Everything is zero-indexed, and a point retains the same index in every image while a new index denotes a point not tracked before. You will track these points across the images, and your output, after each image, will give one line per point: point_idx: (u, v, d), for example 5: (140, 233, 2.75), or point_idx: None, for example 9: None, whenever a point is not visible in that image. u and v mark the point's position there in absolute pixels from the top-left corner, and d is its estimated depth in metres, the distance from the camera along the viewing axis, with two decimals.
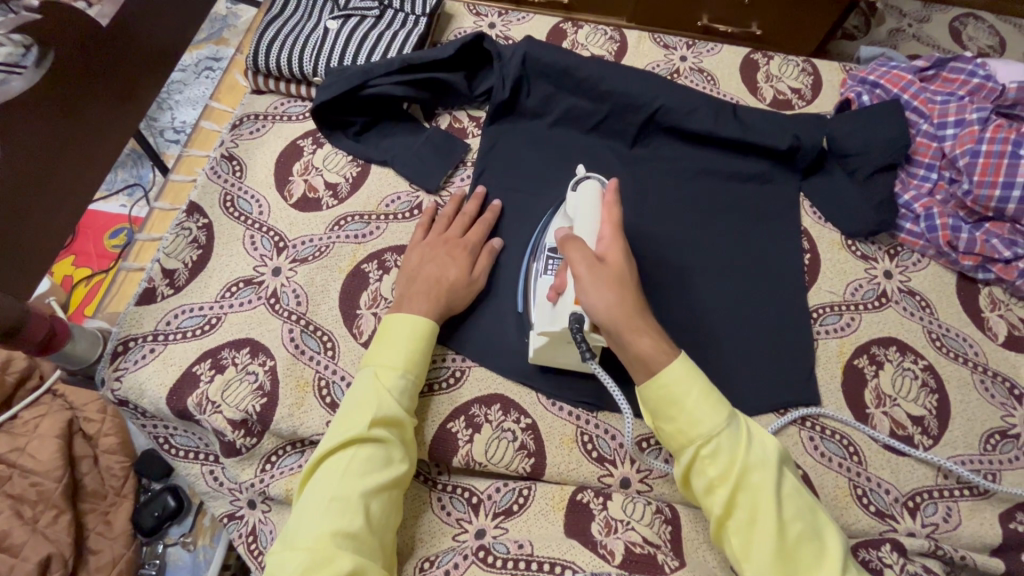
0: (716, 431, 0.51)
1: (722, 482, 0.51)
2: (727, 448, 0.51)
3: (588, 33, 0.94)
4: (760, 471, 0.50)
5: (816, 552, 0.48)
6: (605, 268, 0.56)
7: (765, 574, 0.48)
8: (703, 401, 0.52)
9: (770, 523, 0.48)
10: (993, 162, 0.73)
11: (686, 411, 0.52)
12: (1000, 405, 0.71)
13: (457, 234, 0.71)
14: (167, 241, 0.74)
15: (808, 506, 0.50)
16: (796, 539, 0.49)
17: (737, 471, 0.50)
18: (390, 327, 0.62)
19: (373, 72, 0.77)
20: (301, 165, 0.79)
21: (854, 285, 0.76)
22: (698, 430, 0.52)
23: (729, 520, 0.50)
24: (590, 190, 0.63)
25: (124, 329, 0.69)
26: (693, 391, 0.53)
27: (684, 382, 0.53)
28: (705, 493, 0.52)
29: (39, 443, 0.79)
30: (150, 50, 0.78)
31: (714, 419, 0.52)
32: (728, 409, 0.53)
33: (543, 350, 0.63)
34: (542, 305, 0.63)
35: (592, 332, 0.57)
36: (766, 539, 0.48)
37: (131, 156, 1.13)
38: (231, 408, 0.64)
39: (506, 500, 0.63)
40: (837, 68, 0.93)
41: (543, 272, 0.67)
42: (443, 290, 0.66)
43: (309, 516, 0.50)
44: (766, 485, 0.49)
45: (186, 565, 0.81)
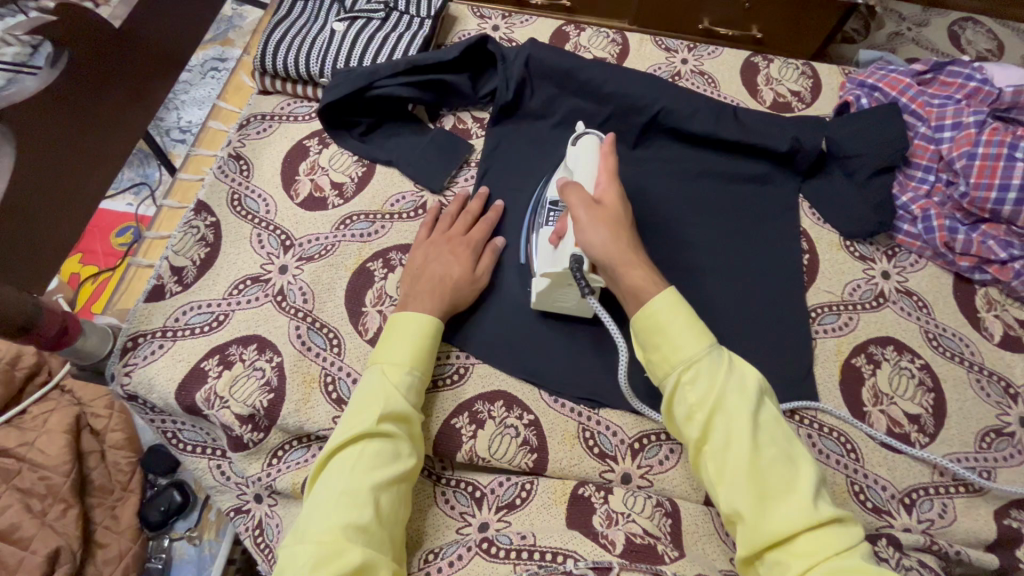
0: (696, 357, 0.53)
1: (701, 406, 0.51)
2: (706, 372, 0.52)
3: (590, 36, 0.95)
4: (739, 396, 0.51)
5: (790, 476, 0.49)
6: (602, 210, 0.60)
7: (737, 493, 0.48)
8: (686, 328, 0.54)
9: (744, 443, 0.49)
10: (989, 164, 0.74)
11: (670, 339, 0.54)
12: (996, 403, 0.72)
13: (460, 233, 0.72)
14: (176, 239, 0.75)
15: (785, 435, 0.51)
16: (769, 462, 0.49)
17: (715, 393, 0.51)
18: (396, 325, 0.63)
19: (379, 73, 0.78)
20: (308, 164, 0.81)
21: (852, 285, 0.77)
22: (680, 355, 0.53)
23: (706, 444, 0.51)
24: (589, 143, 0.66)
25: (133, 325, 0.70)
26: (677, 319, 0.54)
27: (669, 312, 0.55)
28: (685, 420, 0.53)
29: (47, 437, 0.80)
30: (161, 50, 0.80)
31: (696, 346, 0.53)
32: (711, 339, 0.54)
33: (545, 294, 0.66)
34: (545, 252, 0.66)
35: (591, 272, 0.60)
36: (740, 460, 0.49)
37: (138, 155, 1.15)
38: (239, 403, 0.65)
39: (508, 495, 0.64)
40: (836, 71, 0.94)
41: (544, 223, 0.70)
42: (448, 289, 0.67)
43: (319, 509, 0.51)
44: (743, 409, 0.50)
45: (191, 559, 0.82)
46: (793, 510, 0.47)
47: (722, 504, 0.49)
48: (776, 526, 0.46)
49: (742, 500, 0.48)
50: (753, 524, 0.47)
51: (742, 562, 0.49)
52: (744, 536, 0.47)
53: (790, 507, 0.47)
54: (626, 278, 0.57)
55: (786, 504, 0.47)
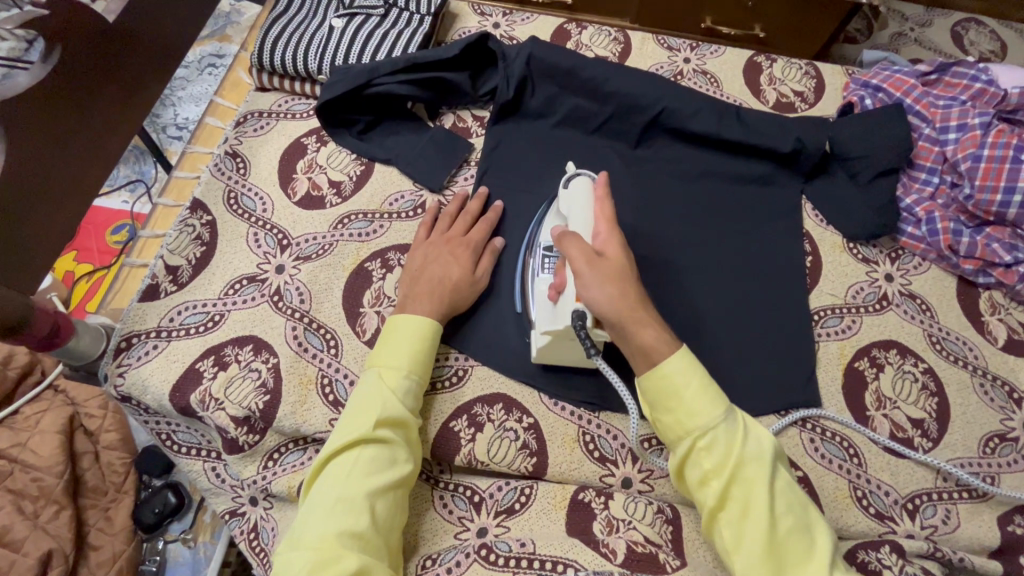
0: (712, 424, 0.52)
1: (716, 475, 0.51)
2: (723, 441, 0.51)
3: (591, 34, 0.94)
4: (755, 465, 0.51)
5: (806, 548, 0.49)
6: (605, 264, 0.56)
7: (754, 564, 0.48)
8: (701, 393, 0.53)
9: (761, 514, 0.49)
10: (994, 166, 0.73)
11: (684, 403, 0.53)
12: (999, 408, 0.71)
13: (459, 233, 0.71)
14: (171, 238, 0.74)
15: (800, 503, 0.51)
16: (786, 532, 0.49)
17: (732, 463, 0.51)
18: (394, 327, 0.62)
19: (378, 71, 0.77)
20: (305, 163, 0.79)
21: (855, 288, 0.77)
22: (696, 422, 0.52)
23: (721, 512, 0.51)
24: (583, 186, 0.64)
25: (127, 325, 0.69)
26: (691, 382, 0.53)
27: (682, 374, 0.54)
28: (699, 485, 0.52)
29: (40, 438, 0.79)
30: (156, 47, 0.78)
31: (712, 411, 0.52)
32: (725, 404, 0.53)
33: (547, 349, 0.63)
34: (543, 305, 0.63)
35: (595, 328, 0.57)
36: (757, 531, 0.49)
37: (134, 152, 1.13)
38: (234, 405, 0.64)
39: (507, 499, 0.63)
40: (840, 71, 0.93)
41: (541, 270, 0.67)
42: (447, 290, 0.66)
43: (314, 516, 0.50)
44: (759, 479, 0.50)
45: (186, 562, 0.81)
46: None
47: (738, 573, 0.49)
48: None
49: (758, 572, 0.48)
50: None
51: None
52: None
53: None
54: (636, 339, 0.55)
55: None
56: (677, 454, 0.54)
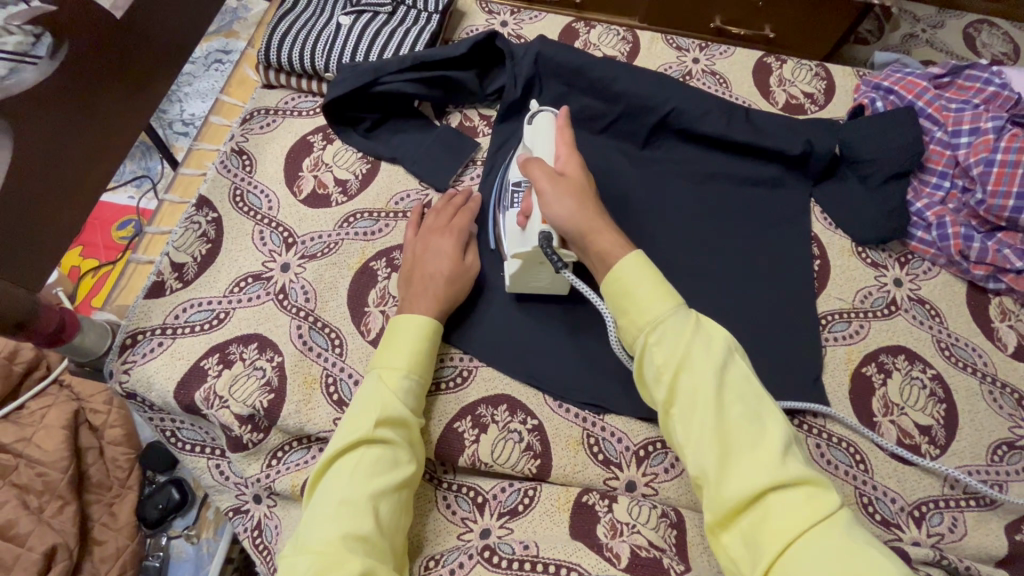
0: (662, 317, 0.51)
1: (666, 368, 0.50)
2: (672, 332, 0.51)
3: (600, 34, 0.93)
4: (704, 355, 0.49)
5: (759, 436, 0.46)
6: (565, 181, 0.60)
7: (703, 452, 0.47)
8: (653, 289, 0.53)
9: (709, 402, 0.47)
10: (1007, 171, 0.72)
11: (636, 302, 0.53)
12: (1008, 416, 0.70)
13: (443, 224, 0.71)
14: (177, 235, 0.74)
15: (754, 393, 0.49)
16: (736, 419, 0.47)
17: (680, 354, 0.49)
18: (395, 329, 0.62)
19: (385, 69, 0.77)
20: (311, 161, 0.79)
21: (864, 293, 0.76)
22: (646, 316, 0.52)
23: (674, 406, 0.49)
24: (545, 120, 0.67)
25: (132, 322, 0.69)
26: (644, 283, 0.53)
27: (636, 274, 0.54)
28: (654, 381, 0.51)
29: (45, 433, 0.80)
30: (165, 43, 0.78)
31: (662, 308, 0.52)
32: (678, 301, 0.53)
33: (518, 276, 0.66)
34: (511, 232, 0.65)
35: (562, 248, 0.61)
36: (705, 417, 0.47)
37: (140, 148, 1.14)
38: (238, 403, 0.64)
39: (511, 500, 0.63)
40: (850, 72, 0.92)
41: (510, 205, 0.67)
42: (442, 284, 0.66)
43: (318, 519, 0.50)
44: (708, 368, 0.48)
45: (189, 558, 0.81)
46: (761, 470, 0.44)
47: (689, 464, 0.48)
48: (740, 486, 0.44)
49: (707, 459, 0.46)
50: (717, 485, 0.45)
51: (709, 529, 0.47)
52: (710, 497, 0.46)
53: (755, 466, 0.45)
54: (592, 245, 0.57)
55: (752, 463, 0.45)
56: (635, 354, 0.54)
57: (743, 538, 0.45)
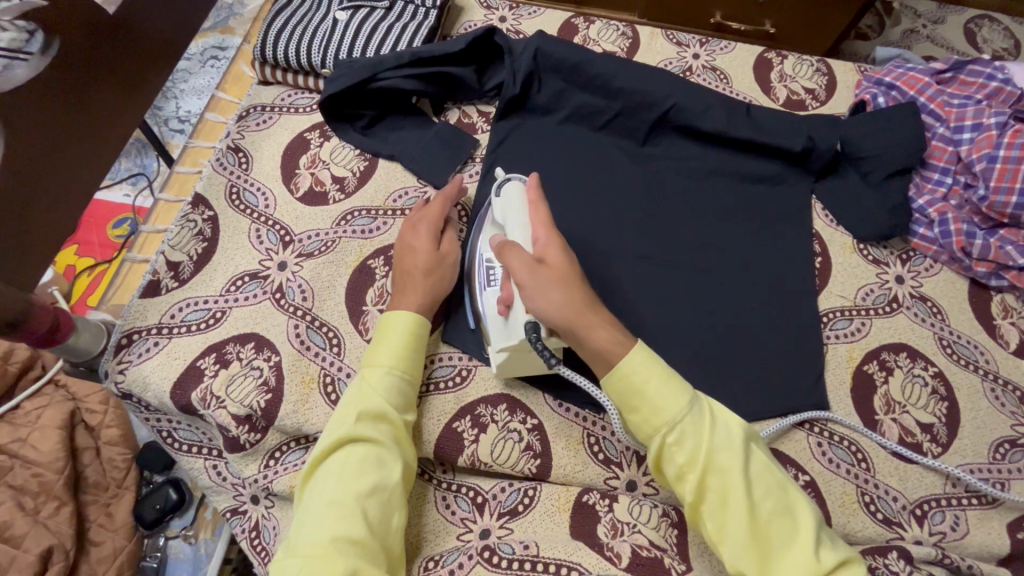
0: (679, 416, 0.51)
1: (691, 470, 0.50)
2: (692, 431, 0.51)
3: (600, 29, 0.92)
4: (726, 453, 0.50)
5: (789, 528, 0.49)
6: (546, 270, 0.56)
7: (741, 556, 0.48)
8: (666, 383, 0.52)
9: (741, 505, 0.48)
10: (1010, 168, 0.72)
11: (649, 400, 0.52)
12: (1011, 413, 0.70)
13: (418, 215, 0.69)
14: (172, 233, 0.73)
15: (778, 481, 0.50)
16: (768, 515, 0.49)
17: (704, 456, 0.50)
18: (382, 327, 0.62)
19: (382, 65, 0.76)
20: (308, 158, 0.78)
21: (866, 290, 0.75)
22: (663, 417, 0.51)
23: (703, 506, 0.50)
24: (515, 192, 0.63)
25: (128, 321, 0.68)
26: (654, 375, 0.52)
27: (646, 365, 0.53)
28: (676, 480, 0.51)
29: (41, 434, 0.79)
30: (159, 40, 0.77)
31: (677, 405, 0.51)
32: (690, 392, 0.53)
33: (506, 365, 0.62)
34: (495, 322, 0.62)
35: (550, 337, 0.57)
36: (739, 519, 0.48)
37: (135, 145, 1.12)
38: (235, 403, 0.64)
39: (511, 500, 0.62)
40: (851, 68, 0.92)
41: (487, 284, 0.65)
42: (418, 278, 0.65)
43: (308, 521, 0.50)
44: (733, 467, 0.49)
45: (187, 558, 0.80)
46: (802, 569, 0.47)
47: (727, 564, 0.49)
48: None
49: (747, 562, 0.48)
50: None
51: None
52: None
53: (794, 565, 0.47)
54: (591, 342, 0.54)
55: (791, 559, 0.47)
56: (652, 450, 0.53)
57: None
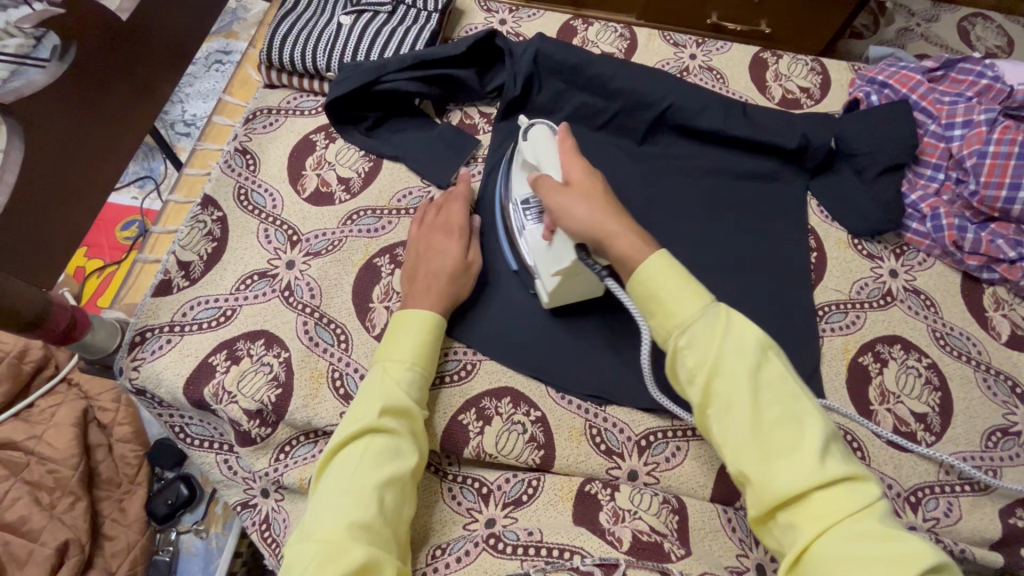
0: (692, 320, 0.51)
1: (699, 371, 0.50)
2: (702, 334, 0.51)
3: (598, 31, 0.94)
4: (736, 357, 0.49)
5: (797, 434, 0.47)
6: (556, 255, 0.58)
7: (741, 455, 0.47)
8: (682, 288, 0.53)
9: (745, 405, 0.48)
10: (1000, 163, 0.74)
11: (665, 306, 0.53)
12: (1003, 403, 0.72)
13: (444, 220, 0.72)
14: (183, 233, 0.75)
15: (790, 391, 0.49)
16: (774, 420, 0.48)
17: (712, 356, 0.50)
18: (399, 322, 0.64)
19: (386, 67, 0.78)
20: (314, 159, 0.80)
21: (860, 284, 0.77)
22: (675, 320, 0.52)
23: (710, 407, 0.50)
24: (542, 132, 0.67)
25: (140, 319, 0.70)
26: (671, 285, 0.53)
27: (662, 273, 0.54)
28: (687, 383, 0.52)
29: (55, 431, 0.81)
30: (169, 46, 0.79)
31: (690, 309, 0.52)
32: (706, 301, 0.52)
33: (558, 291, 0.65)
34: (541, 253, 0.65)
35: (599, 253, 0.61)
36: (743, 420, 0.48)
37: (142, 149, 1.14)
38: (247, 398, 0.65)
39: (515, 491, 0.64)
40: (845, 66, 0.93)
41: (526, 221, 0.68)
42: (445, 281, 0.67)
43: (323, 507, 0.52)
44: (742, 370, 0.49)
45: (198, 553, 0.82)
46: (803, 472, 0.45)
47: (729, 466, 0.49)
48: (782, 487, 0.45)
49: (746, 461, 0.47)
50: (760, 484, 0.46)
51: (755, 521, 0.48)
52: (753, 497, 0.47)
53: (795, 468, 0.45)
54: (613, 247, 0.56)
55: (792, 462, 0.46)
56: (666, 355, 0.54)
57: (787, 533, 0.45)
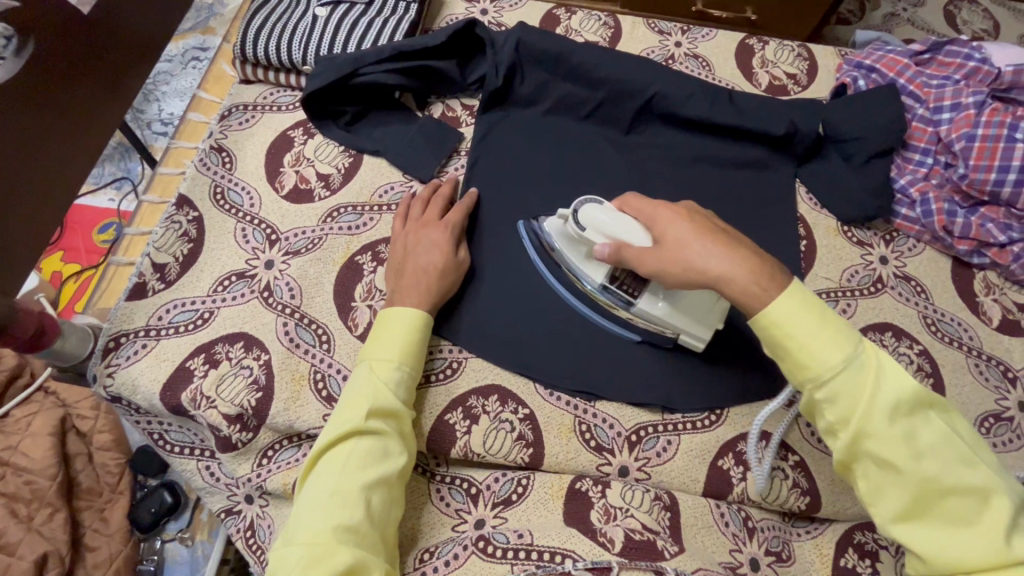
0: (837, 374, 0.49)
1: (844, 427, 0.49)
2: (849, 391, 0.49)
3: (581, 20, 0.92)
4: (888, 416, 0.48)
5: (969, 503, 0.47)
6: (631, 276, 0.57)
7: (897, 516, 0.49)
8: (826, 335, 0.50)
9: (902, 469, 0.48)
10: (988, 146, 0.73)
11: (801, 357, 0.51)
12: (994, 388, 0.71)
13: (434, 218, 0.70)
14: (157, 235, 0.73)
15: (958, 455, 0.48)
16: (941, 487, 0.47)
17: (861, 412, 0.49)
18: (385, 320, 0.62)
19: (363, 60, 0.76)
20: (293, 156, 0.78)
21: (850, 271, 0.76)
22: (817, 373, 0.50)
23: (857, 460, 0.50)
24: (600, 209, 0.61)
25: (115, 325, 0.68)
26: (809, 331, 0.50)
27: (795, 315, 0.51)
28: (829, 436, 0.51)
29: (31, 441, 0.78)
30: (137, 41, 0.77)
31: (835, 362, 0.49)
32: (854, 349, 0.50)
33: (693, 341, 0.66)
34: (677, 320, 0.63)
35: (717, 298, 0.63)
36: (900, 483, 0.48)
37: (118, 149, 1.12)
38: (226, 403, 0.63)
39: (504, 490, 0.63)
40: (832, 51, 0.92)
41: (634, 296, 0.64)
42: (434, 278, 0.65)
43: (310, 510, 0.50)
44: (893, 431, 0.48)
45: (184, 561, 0.81)
46: (978, 548, 0.45)
47: (883, 525, 0.49)
48: (952, 559, 0.46)
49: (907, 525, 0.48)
50: (922, 550, 0.47)
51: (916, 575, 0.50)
52: (918, 560, 0.48)
53: (970, 541, 0.45)
54: (729, 290, 0.53)
55: (966, 534, 0.46)
56: (805, 402, 0.53)
57: None
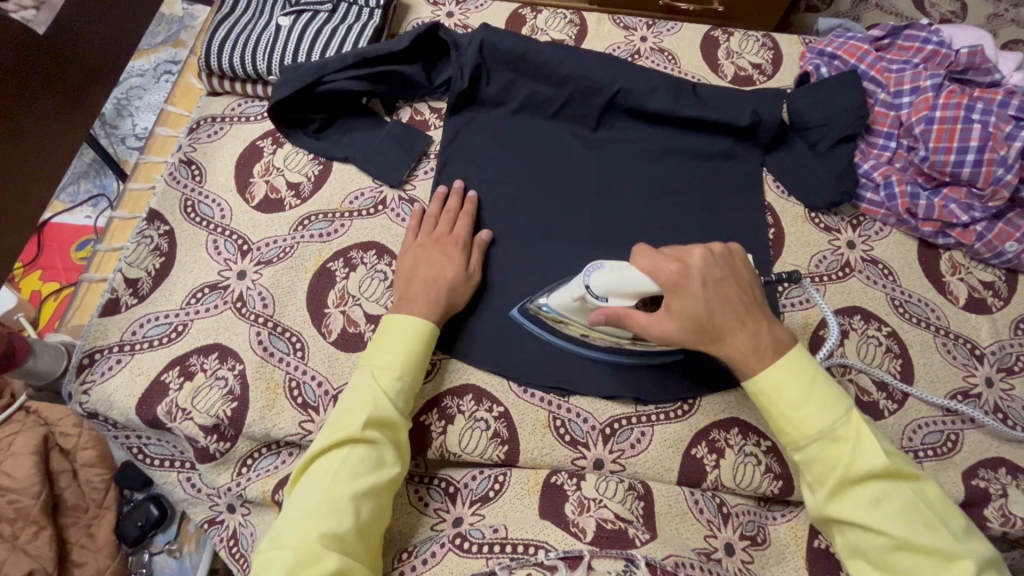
0: (816, 436, 0.54)
1: (819, 486, 0.54)
2: (827, 452, 0.53)
3: (547, 18, 0.93)
4: (862, 478, 0.52)
5: (936, 567, 0.49)
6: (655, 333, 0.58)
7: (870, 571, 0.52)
8: (806, 402, 0.55)
9: (875, 531, 0.51)
10: (947, 128, 0.74)
11: (785, 417, 0.55)
12: (962, 365, 0.73)
13: (446, 232, 0.70)
14: (129, 250, 0.73)
15: (925, 520, 0.50)
16: (910, 550, 0.50)
17: (837, 474, 0.53)
18: (391, 326, 0.62)
19: (327, 68, 0.76)
20: (262, 165, 0.79)
21: (819, 257, 0.77)
22: (799, 434, 0.55)
23: (833, 518, 0.54)
24: (608, 280, 0.59)
25: (88, 341, 0.68)
26: (792, 396, 0.55)
27: (778, 384, 0.56)
28: (809, 491, 0.55)
29: (13, 460, 0.78)
30: (97, 57, 0.77)
31: (817, 426, 0.54)
32: (835, 414, 0.54)
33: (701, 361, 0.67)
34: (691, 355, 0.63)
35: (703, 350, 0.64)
36: (872, 543, 0.51)
37: (93, 166, 1.12)
38: (202, 414, 0.64)
39: (482, 488, 0.64)
40: (796, 40, 0.93)
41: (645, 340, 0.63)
42: (443, 288, 0.66)
43: (297, 516, 0.51)
44: (865, 491, 0.52)
45: (173, 572, 0.82)
46: None
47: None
48: None
49: None
50: None
51: None
52: None
53: None
54: (731, 347, 0.58)
55: None
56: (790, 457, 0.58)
57: None
